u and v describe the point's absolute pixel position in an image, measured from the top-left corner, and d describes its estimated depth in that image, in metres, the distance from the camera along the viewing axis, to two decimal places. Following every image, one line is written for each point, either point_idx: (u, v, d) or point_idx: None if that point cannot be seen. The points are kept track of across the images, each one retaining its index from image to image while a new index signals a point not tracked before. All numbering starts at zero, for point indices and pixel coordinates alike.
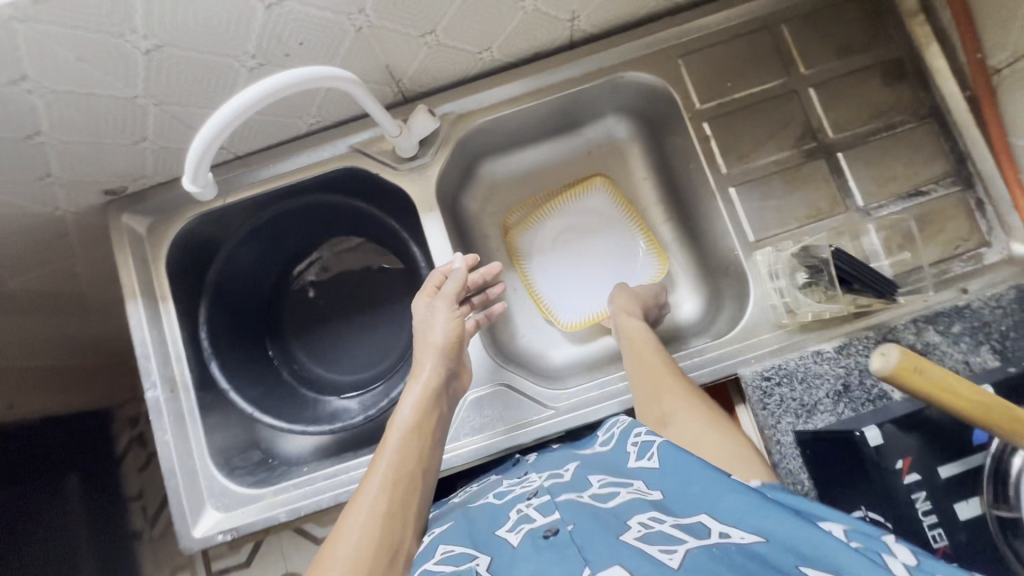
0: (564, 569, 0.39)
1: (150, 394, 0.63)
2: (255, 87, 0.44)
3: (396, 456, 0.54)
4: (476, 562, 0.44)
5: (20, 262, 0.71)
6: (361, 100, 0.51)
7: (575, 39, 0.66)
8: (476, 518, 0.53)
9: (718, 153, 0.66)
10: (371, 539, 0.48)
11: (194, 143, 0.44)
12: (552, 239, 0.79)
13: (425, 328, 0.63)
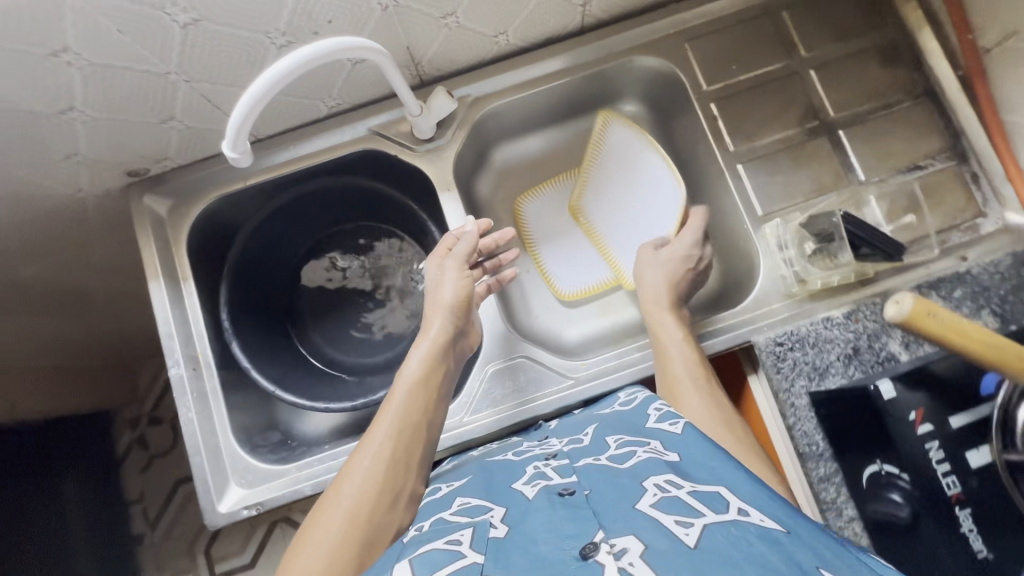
0: (577, 526, 0.41)
1: (174, 372, 0.64)
2: (293, 54, 0.45)
3: (403, 407, 0.56)
4: (490, 513, 0.46)
5: (37, 246, 0.72)
6: (388, 71, 0.53)
7: (586, 25, 0.69)
8: (493, 473, 0.55)
9: (726, 132, 0.68)
10: (376, 482, 0.51)
11: (239, 103, 0.45)
12: (599, 193, 0.78)
13: (435, 286, 0.65)
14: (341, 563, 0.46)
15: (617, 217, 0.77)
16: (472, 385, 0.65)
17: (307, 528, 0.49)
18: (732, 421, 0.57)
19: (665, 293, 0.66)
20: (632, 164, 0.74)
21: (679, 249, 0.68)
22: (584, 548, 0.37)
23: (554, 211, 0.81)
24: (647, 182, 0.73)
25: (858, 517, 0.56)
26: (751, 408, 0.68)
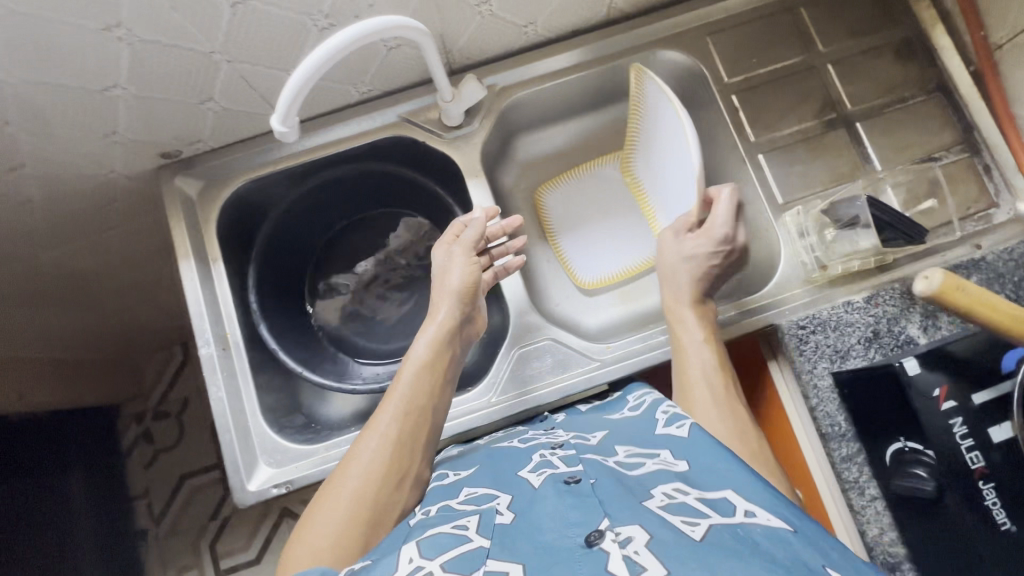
0: (583, 513, 0.44)
1: (204, 351, 0.64)
2: (341, 33, 0.47)
3: (408, 391, 0.59)
4: (497, 501, 0.50)
5: (64, 228, 0.72)
6: (427, 52, 0.54)
7: (611, 17, 0.71)
8: (501, 466, 0.58)
9: (747, 123, 0.70)
10: (382, 463, 0.54)
11: (290, 79, 0.46)
12: (642, 147, 0.75)
13: (443, 272, 0.67)
14: (349, 538, 0.50)
15: (660, 181, 0.74)
16: (500, 366, 0.66)
17: (317, 505, 0.52)
18: (738, 411, 0.58)
19: (687, 290, 0.65)
20: (659, 126, 0.68)
21: (699, 246, 0.65)
22: (590, 536, 0.40)
23: (577, 201, 0.82)
24: (671, 147, 0.67)
25: (881, 496, 0.58)
26: (769, 393, 0.70)
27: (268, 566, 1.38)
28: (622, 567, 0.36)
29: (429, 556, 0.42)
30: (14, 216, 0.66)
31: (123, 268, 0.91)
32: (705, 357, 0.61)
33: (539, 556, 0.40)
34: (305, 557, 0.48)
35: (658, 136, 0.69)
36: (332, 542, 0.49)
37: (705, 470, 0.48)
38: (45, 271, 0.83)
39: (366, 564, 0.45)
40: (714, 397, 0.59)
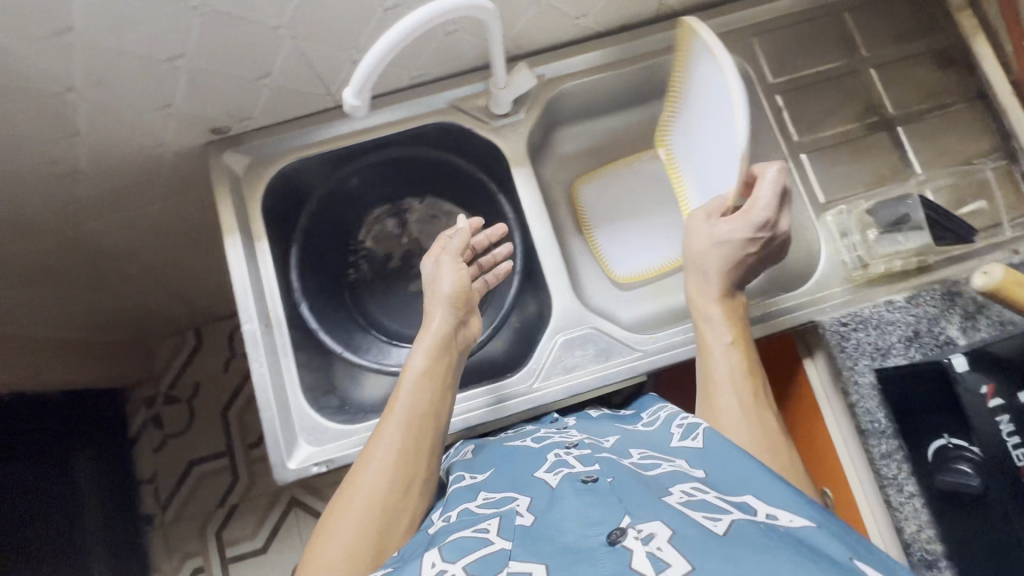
0: (604, 510, 0.44)
1: (247, 327, 0.64)
2: (427, 7, 0.48)
3: (410, 400, 0.60)
4: (515, 502, 0.51)
5: (106, 200, 0.72)
6: (493, 35, 0.55)
7: (660, 13, 0.72)
8: (515, 466, 0.59)
9: (790, 122, 0.71)
10: (388, 475, 0.55)
11: (363, 62, 0.47)
12: (686, 126, 0.72)
13: (432, 281, 0.68)
14: (362, 549, 0.51)
15: (694, 156, 0.72)
16: (541, 353, 0.67)
17: (327, 521, 0.53)
18: (762, 405, 0.58)
19: (714, 284, 0.64)
20: (700, 94, 0.66)
21: (734, 229, 0.62)
22: (611, 533, 0.41)
23: (614, 195, 0.82)
24: (712, 115, 0.65)
25: (919, 493, 0.59)
26: (802, 392, 0.71)
27: (274, 556, 1.37)
28: (647, 565, 0.37)
29: (451, 561, 0.43)
30: (60, 184, 0.66)
31: (156, 245, 0.91)
32: (732, 362, 0.60)
33: (561, 553, 0.41)
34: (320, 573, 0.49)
35: (700, 105, 0.68)
36: (345, 556, 0.50)
37: (724, 474, 0.49)
38: (78, 244, 0.82)
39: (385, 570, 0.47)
40: (740, 404, 0.57)
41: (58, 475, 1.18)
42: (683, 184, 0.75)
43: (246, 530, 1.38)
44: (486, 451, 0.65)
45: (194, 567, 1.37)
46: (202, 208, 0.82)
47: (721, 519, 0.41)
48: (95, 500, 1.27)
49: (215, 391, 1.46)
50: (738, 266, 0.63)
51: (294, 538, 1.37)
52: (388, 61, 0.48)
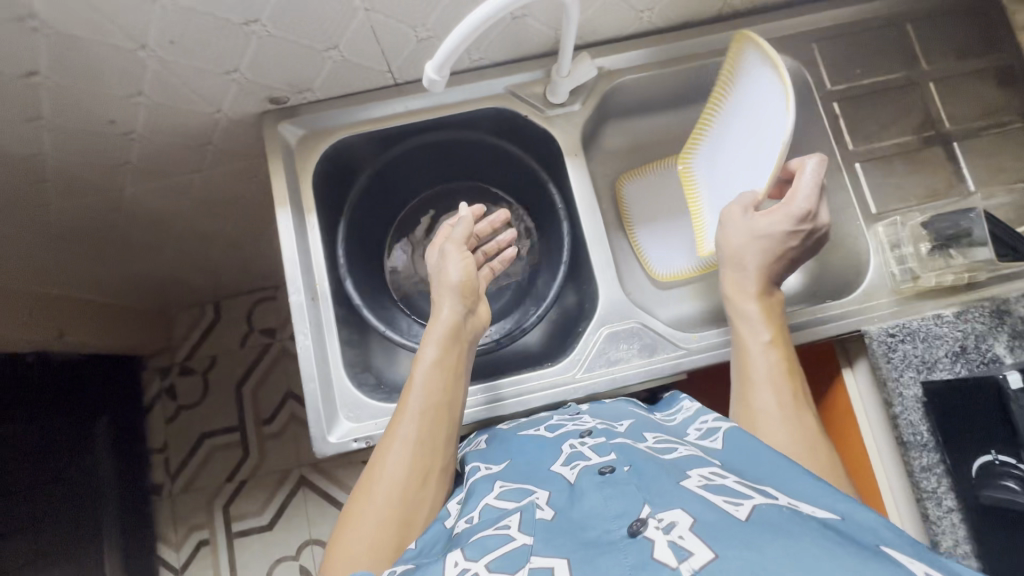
0: (626, 501, 0.45)
1: (295, 299, 0.64)
2: None
3: (424, 393, 0.61)
4: (535, 496, 0.51)
5: (157, 163, 0.73)
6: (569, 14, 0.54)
7: (724, 13, 0.71)
8: (529, 454, 0.59)
9: (846, 131, 0.71)
10: (407, 468, 0.57)
11: (447, 42, 0.48)
12: (717, 137, 0.73)
13: (440, 271, 0.70)
14: (385, 539, 0.53)
15: (721, 170, 0.72)
16: (584, 343, 0.67)
17: (350, 515, 0.55)
18: (802, 409, 0.57)
19: (754, 281, 0.64)
20: (743, 105, 0.67)
21: (775, 223, 0.62)
22: (633, 525, 0.42)
23: (657, 192, 0.82)
24: (755, 128, 0.65)
25: (958, 509, 0.59)
26: (837, 403, 0.72)
27: (279, 534, 1.37)
28: (669, 554, 0.38)
29: (473, 558, 0.43)
30: (116, 143, 0.66)
31: (195, 213, 0.92)
32: (771, 362, 0.60)
33: (585, 548, 0.42)
34: (346, 563, 0.51)
35: (739, 117, 0.68)
36: (370, 547, 0.52)
37: (743, 466, 0.49)
38: (121, 206, 0.83)
39: (409, 567, 0.47)
40: (778, 405, 0.57)
41: (76, 448, 1.20)
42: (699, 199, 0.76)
43: (252, 506, 1.39)
44: (489, 443, 0.65)
45: (199, 539, 1.38)
46: (246, 177, 0.82)
47: (742, 506, 0.41)
48: (110, 473, 1.28)
49: (231, 365, 1.46)
50: (774, 261, 0.63)
51: (300, 516, 1.37)
52: (464, 44, 0.49)
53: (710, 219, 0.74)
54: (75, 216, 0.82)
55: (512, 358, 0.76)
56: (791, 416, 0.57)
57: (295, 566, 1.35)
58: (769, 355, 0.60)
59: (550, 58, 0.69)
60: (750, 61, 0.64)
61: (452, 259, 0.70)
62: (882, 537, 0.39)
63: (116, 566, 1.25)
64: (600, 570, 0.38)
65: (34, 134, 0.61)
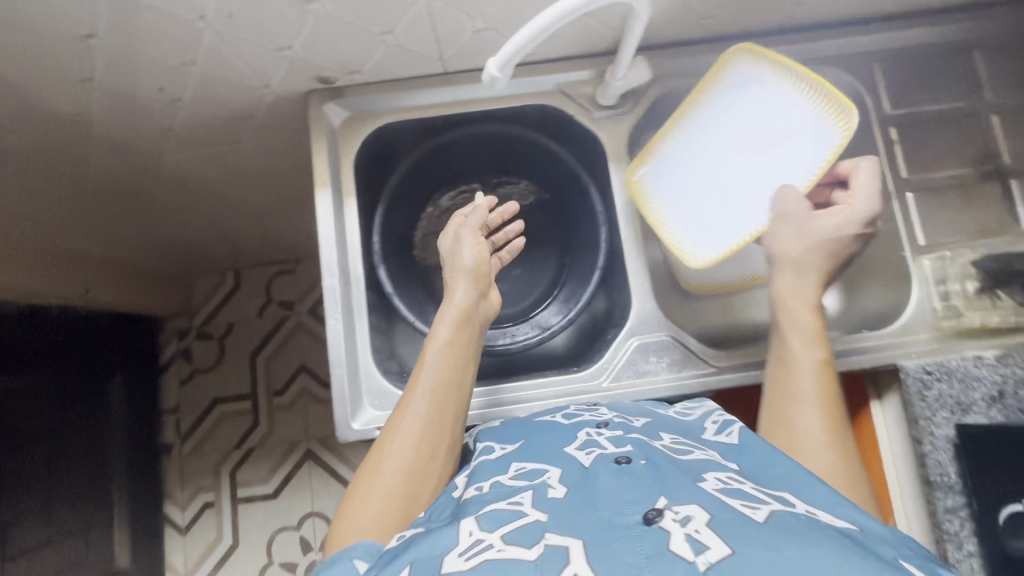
0: (640, 492, 0.45)
1: (328, 282, 0.64)
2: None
3: (434, 371, 0.61)
4: (547, 475, 0.50)
5: (200, 133, 0.72)
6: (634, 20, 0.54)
7: (787, 26, 0.69)
8: (541, 435, 0.59)
9: (901, 159, 0.70)
10: (415, 444, 0.58)
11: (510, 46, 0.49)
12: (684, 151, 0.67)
13: (454, 255, 0.68)
14: (391, 510, 0.54)
15: (688, 184, 0.66)
16: (613, 353, 0.67)
17: (359, 484, 0.56)
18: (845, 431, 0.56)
19: (812, 292, 0.60)
20: (734, 119, 0.65)
21: (843, 226, 0.59)
22: (648, 513, 0.42)
23: None
24: (755, 141, 0.64)
25: (978, 554, 0.58)
26: (860, 432, 0.72)
27: (283, 503, 1.39)
28: (685, 547, 0.38)
29: (488, 529, 0.44)
30: (162, 110, 0.66)
31: (229, 182, 0.91)
32: (820, 382, 0.57)
33: (598, 529, 0.41)
34: (353, 530, 0.52)
35: (725, 131, 0.65)
36: (376, 515, 0.53)
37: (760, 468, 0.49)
38: (158, 170, 0.83)
39: (416, 532, 0.49)
40: (823, 428, 0.55)
41: (89, 405, 1.22)
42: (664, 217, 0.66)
43: (258, 473, 1.41)
44: (501, 425, 0.63)
45: (204, 501, 1.40)
46: (283, 152, 0.82)
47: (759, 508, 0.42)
48: (123, 430, 1.31)
49: (247, 334, 1.47)
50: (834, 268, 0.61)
51: (304, 486, 1.40)
52: (534, 42, 0.49)
53: (698, 239, 0.64)
54: (112, 176, 0.83)
55: (535, 362, 0.75)
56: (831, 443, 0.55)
57: (296, 535, 1.37)
58: (810, 374, 0.58)
59: (604, 59, 0.68)
60: (750, 74, 0.64)
61: (465, 245, 0.68)
62: (900, 555, 0.39)
63: (124, 519, 1.28)
64: (615, 555, 0.38)
65: (83, 94, 0.61)
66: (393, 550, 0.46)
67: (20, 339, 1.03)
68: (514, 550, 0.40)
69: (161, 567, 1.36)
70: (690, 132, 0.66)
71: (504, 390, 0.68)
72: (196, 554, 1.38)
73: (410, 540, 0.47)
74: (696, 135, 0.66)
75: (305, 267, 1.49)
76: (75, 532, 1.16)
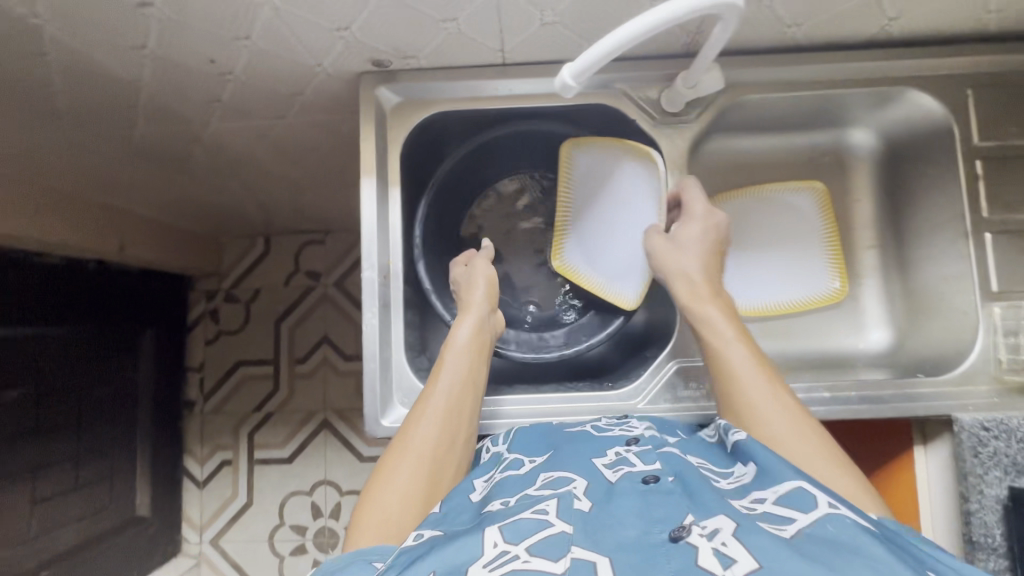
0: (668, 509, 0.45)
1: (366, 275, 0.63)
2: (663, 7, 0.45)
3: (454, 365, 0.62)
4: (573, 485, 0.50)
5: (246, 106, 0.71)
6: (720, 38, 0.50)
7: (877, 40, 0.63)
8: (566, 442, 0.58)
9: (985, 198, 0.64)
10: (436, 433, 0.58)
11: (588, 54, 0.48)
12: (583, 227, 0.72)
13: (466, 286, 0.69)
14: (413, 496, 0.54)
15: (604, 256, 0.71)
16: (652, 372, 0.65)
17: (379, 474, 0.56)
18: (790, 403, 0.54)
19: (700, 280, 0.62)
20: (604, 194, 0.70)
21: (693, 233, 0.63)
22: (673, 531, 0.42)
23: (743, 222, 0.77)
24: (625, 199, 0.69)
25: None
26: (899, 473, 0.71)
27: (297, 469, 1.42)
28: (713, 561, 0.37)
29: (513, 540, 0.42)
30: (211, 81, 0.64)
31: (270, 154, 0.90)
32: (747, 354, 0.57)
33: (622, 546, 0.41)
34: (377, 512, 0.52)
35: (604, 206, 0.70)
36: (400, 499, 0.53)
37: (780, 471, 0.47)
38: (201, 139, 0.82)
39: (436, 535, 0.48)
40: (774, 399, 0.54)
41: (121, 359, 1.25)
42: (592, 284, 0.72)
43: (274, 437, 1.43)
44: (528, 426, 0.63)
45: (222, 458, 1.44)
46: (328, 130, 0.80)
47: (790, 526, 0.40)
48: (149, 383, 1.34)
49: (273, 301, 1.47)
50: (710, 271, 0.63)
51: (319, 454, 1.42)
52: (612, 55, 0.48)
53: (619, 287, 0.70)
54: (156, 141, 0.82)
55: (566, 367, 0.73)
56: (797, 426, 0.52)
57: (307, 500, 1.41)
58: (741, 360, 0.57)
59: (673, 61, 0.64)
60: (596, 152, 0.69)
61: (469, 274, 0.69)
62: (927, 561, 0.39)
63: (146, 469, 1.32)
64: None
65: (136, 61, 0.59)
66: (412, 551, 0.45)
67: (56, 290, 1.05)
68: (540, 560, 0.40)
69: (178, 517, 1.41)
70: (573, 210, 0.72)
71: (535, 399, 0.66)
72: (211, 508, 1.43)
73: (430, 543, 0.46)
74: (586, 215, 0.71)
75: (335, 239, 1.48)
76: (101, 479, 1.20)
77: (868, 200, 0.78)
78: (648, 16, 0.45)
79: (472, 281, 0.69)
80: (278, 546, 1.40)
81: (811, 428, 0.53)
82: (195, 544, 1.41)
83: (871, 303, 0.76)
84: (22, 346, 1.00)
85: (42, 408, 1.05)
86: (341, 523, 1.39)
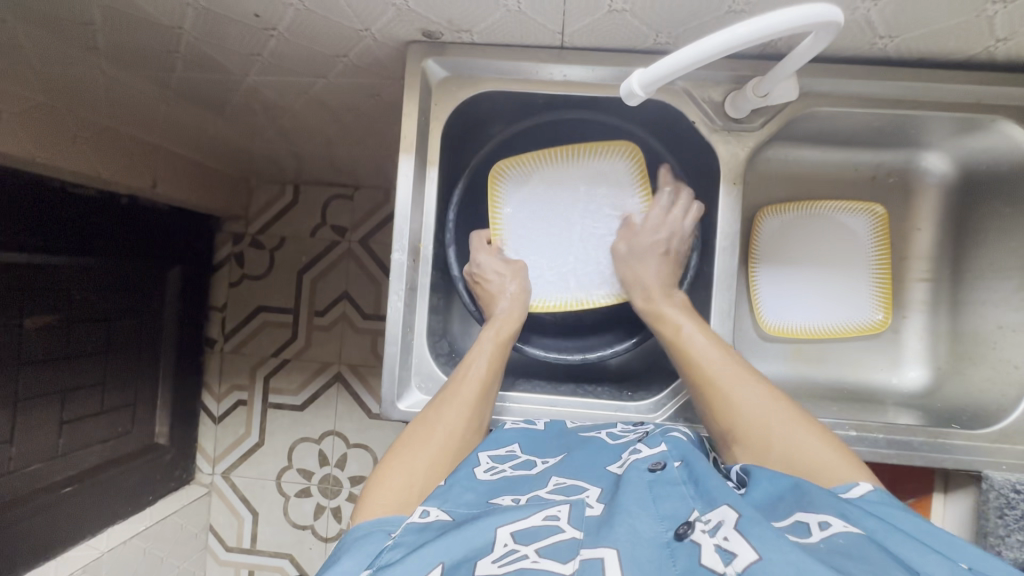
0: (673, 505, 0.46)
1: (397, 257, 0.61)
2: (737, 27, 0.41)
3: (491, 347, 0.63)
4: (585, 493, 0.49)
5: (287, 63, 0.68)
6: (800, 54, 0.47)
7: (978, 59, 0.57)
8: (581, 446, 0.57)
9: None
10: (468, 412, 0.58)
11: (654, 69, 0.46)
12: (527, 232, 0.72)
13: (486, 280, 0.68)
14: (439, 465, 0.55)
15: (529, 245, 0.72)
16: (674, 388, 0.65)
17: (406, 439, 0.56)
18: (777, 399, 0.55)
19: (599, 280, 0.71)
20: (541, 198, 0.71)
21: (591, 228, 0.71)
22: (679, 529, 0.43)
23: (796, 234, 0.72)
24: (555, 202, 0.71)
25: None
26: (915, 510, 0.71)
27: (307, 418, 1.45)
28: (716, 558, 0.39)
29: (523, 541, 0.43)
30: (252, 34, 0.61)
31: (307, 109, 0.87)
32: (708, 341, 0.59)
33: (631, 540, 0.42)
34: (402, 474, 0.53)
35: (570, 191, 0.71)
36: (426, 467, 0.54)
37: (805, 490, 0.45)
38: (236, 88, 0.79)
39: (443, 518, 0.47)
40: (761, 397, 0.55)
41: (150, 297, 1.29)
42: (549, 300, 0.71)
43: (287, 385, 1.46)
44: (539, 425, 0.62)
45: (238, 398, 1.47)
46: (368, 94, 0.77)
47: (810, 531, 0.41)
48: (173, 319, 1.35)
49: (298, 250, 1.45)
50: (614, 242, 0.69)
51: (327, 407, 1.44)
52: (685, 71, 0.45)
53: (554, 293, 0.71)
54: (192, 86, 0.80)
55: (588, 370, 0.73)
56: (771, 405, 0.54)
57: (315, 448, 1.45)
58: (705, 347, 0.58)
59: (743, 63, 0.59)
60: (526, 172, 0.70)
61: (489, 265, 0.68)
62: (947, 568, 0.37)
63: (167, 401, 1.37)
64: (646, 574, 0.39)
65: (177, 8, 0.57)
66: (421, 533, 0.46)
67: (91, 221, 1.05)
68: (549, 563, 0.40)
69: (193, 448, 1.47)
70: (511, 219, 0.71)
71: (550, 400, 0.65)
72: (224, 443, 1.48)
73: (439, 528, 0.46)
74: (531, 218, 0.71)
75: (363, 195, 1.44)
76: (123, 407, 1.24)
77: (929, 230, 0.73)
78: (711, 39, 0.42)
79: (504, 286, 0.68)
80: (285, 486, 1.46)
81: (782, 409, 0.54)
82: (208, 474, 1.47)
83: (915, 338, 0.73)
84: (54, 273, 1.02)
85: (70, 335, 1.08)
86: (346, 472, 1.43)
